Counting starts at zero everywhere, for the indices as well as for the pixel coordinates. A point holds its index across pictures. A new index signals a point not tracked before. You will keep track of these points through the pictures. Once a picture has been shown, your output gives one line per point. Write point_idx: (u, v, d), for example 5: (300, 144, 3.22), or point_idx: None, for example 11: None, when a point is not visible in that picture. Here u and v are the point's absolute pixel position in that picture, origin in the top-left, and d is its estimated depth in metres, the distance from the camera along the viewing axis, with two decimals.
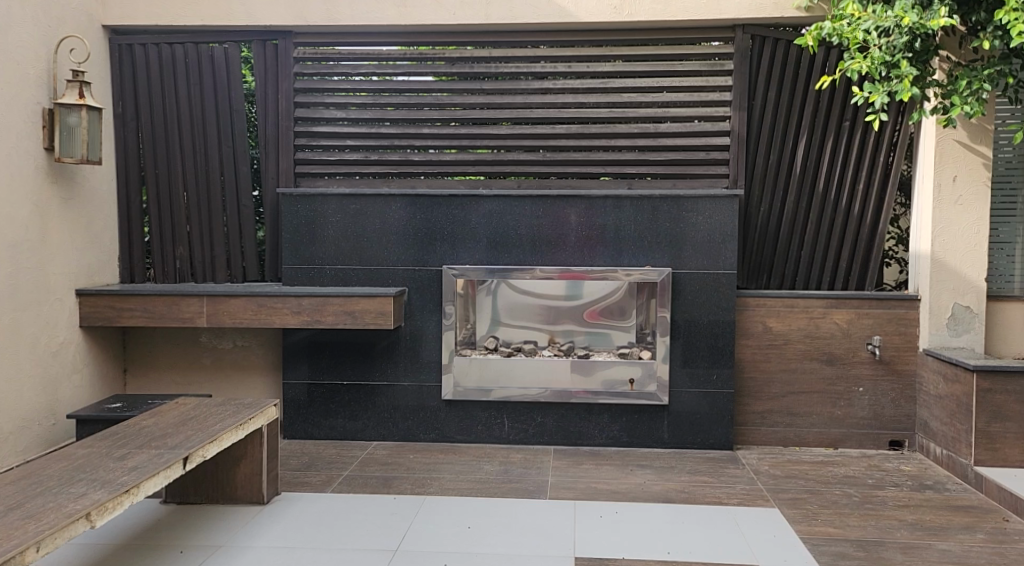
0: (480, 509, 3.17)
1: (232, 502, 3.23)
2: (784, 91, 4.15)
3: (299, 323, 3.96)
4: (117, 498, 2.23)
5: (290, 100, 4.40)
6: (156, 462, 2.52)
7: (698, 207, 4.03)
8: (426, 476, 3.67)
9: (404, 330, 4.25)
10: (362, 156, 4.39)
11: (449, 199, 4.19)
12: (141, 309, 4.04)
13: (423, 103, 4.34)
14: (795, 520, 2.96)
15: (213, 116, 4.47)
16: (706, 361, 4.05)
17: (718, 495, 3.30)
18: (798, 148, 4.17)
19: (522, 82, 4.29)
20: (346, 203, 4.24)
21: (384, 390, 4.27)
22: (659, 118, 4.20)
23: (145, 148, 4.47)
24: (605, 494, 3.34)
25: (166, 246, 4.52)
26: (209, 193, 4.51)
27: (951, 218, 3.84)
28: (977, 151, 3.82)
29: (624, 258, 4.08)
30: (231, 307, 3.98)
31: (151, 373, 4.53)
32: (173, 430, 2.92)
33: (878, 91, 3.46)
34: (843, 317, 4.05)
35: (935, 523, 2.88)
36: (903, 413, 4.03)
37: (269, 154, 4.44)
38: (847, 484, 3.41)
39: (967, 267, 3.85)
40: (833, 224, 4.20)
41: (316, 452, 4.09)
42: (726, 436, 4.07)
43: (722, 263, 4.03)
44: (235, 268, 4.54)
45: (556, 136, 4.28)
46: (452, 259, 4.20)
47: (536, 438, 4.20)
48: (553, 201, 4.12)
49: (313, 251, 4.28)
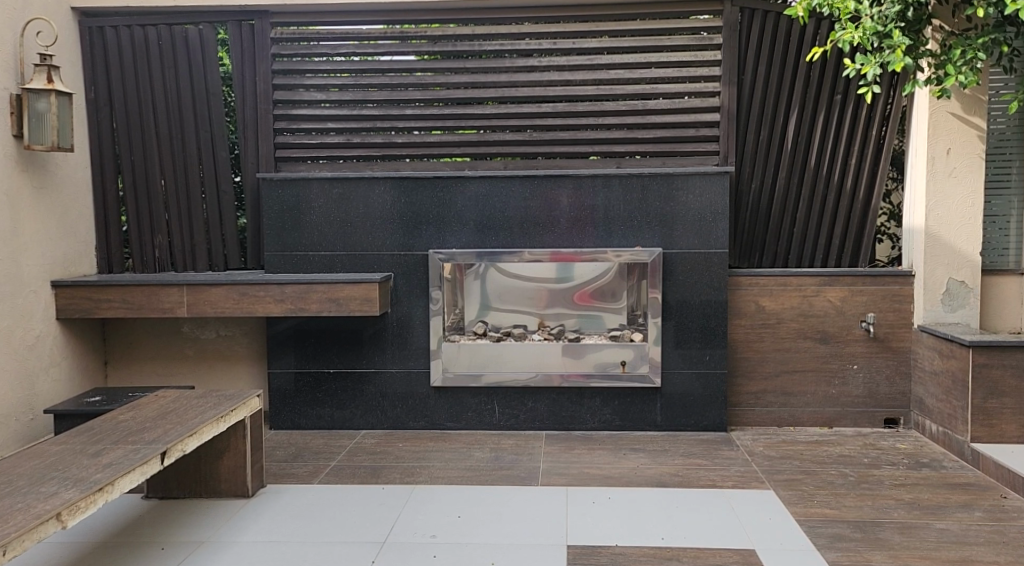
0: (470, 499, 3.10)
1: (217, 497, 3.15)
2: (775, 65, 4.05)
3: (282, 311, 3.86)
4: (89, 496, 2.15)
5: (269, 82, 4.26)
6: (132, 457, 2.44)
7: (688, 185, 3.94)
8: (416, 464, 3.60)
9: (391, 316, 4.16)
10: (344, 138, 4.26)
11: (433, 181, 4.08)
12: (118, 301, 3.91)
13: (407, 83, 4.23)
14: (791, 502, 2.91)
15: (190, 101, 4.34)
16: (699, 342, 3.99)
17: (712, 478, 3.24)
18: (789, 124, 4.09)
19: (507, 60, 4.17)
20: (329, 187, 4.13)
21: (371, 377, 4.19)
22: (647, 95, 4.10)
23: (121, 136, 4.34)
24: (598, 479, 3.28)
25: (145, 235, 4.41)
26: (187, 180, 4.39)
27: (946, 191, 3.77)
28: (971, 123, 3.75)
29: (614, 239, 4.00)
30: (212, 297, 3.87)
31: (133, 366, 4.43)
32: (151, 424, 2.82)
33: (871, 62, 3.37)
34: (837, 295, 3.98)
35: (932, 502, 2.83)
36: (899, 391, 3.98)
37: (248, 138, 4.31)
38: (843, 464, 3.36)
39: (962, 242, 3.79)
40: (825, 201, 4.12)
41: (304, 442, 4.01)
42: (720, 418, 4.01)
43: (714, 242, 3.95)
44: (216, 257, 4.43)
45: (543, 115, 4.17)
46: (438, 243, 4.10)
47: (527, 424, 4.13)
48: (541, 182, 4.02)
49: (296, 238, 4.17)
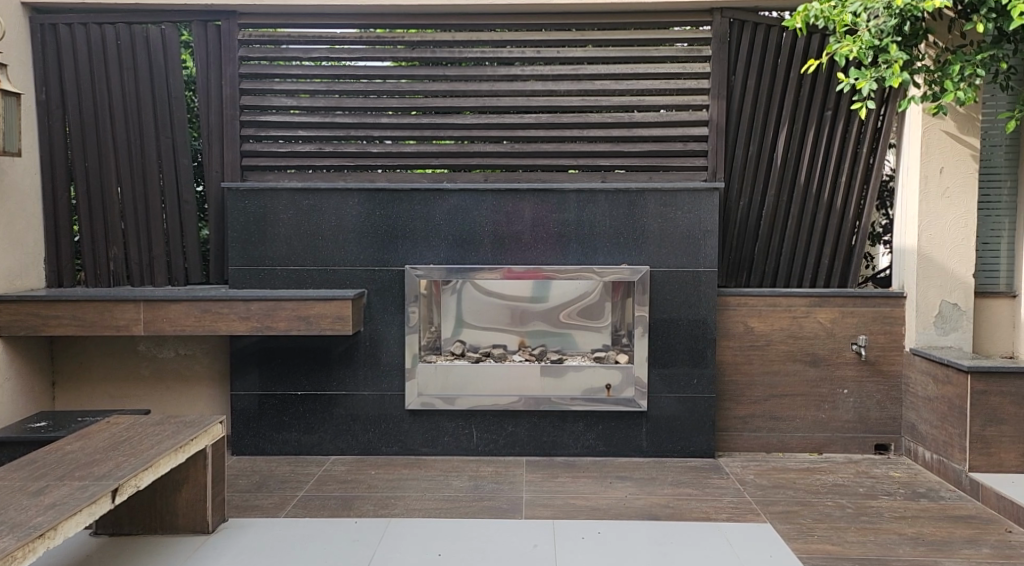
0: (451, 533, 2.89)
1: (173, 533, 2.88)
2: (765, 78, 3.96)
3: (248, 329, 3.61)
4: (28, 544, 1.87)
5: (235, 86, 4.02)
6: (78, 496, 2.15)
7: (677, 201, 3.80)
8: (391, 495, 3.37)
9: (363, 335, 3.94)
10: (315, 147, 4.04)
11: (410, 193, 3.88)
12: (68, 317, 3.62)
13: (382, 90, 4.02)
14: (791, 537, 2.76)
15: (150, 106, 4.08)
16: (687, 363, 3.84)
17: (706, 510, 3.08)
18: (778, 140, 3.99)
19: (487, 68, 4.01)
20: (298, 198, 3.90)
21: (342, 399, 3.95)
22: (632, 107, 3.97)
23: (74, 141, 4.06)
24: (586, 511, 3.10)
25: (98, 246, 4.12)
26: (146, 188, 4.12)
27: (938, 211, 3.71)
28: (965, 142, 3.69)
29: (599, 256, 3.84)
30: (171, 314, 3.60)
31: (84, 387, 4.12)
32: (101, 456, 2.51)
33: (866, 77, 3.33)
34: (828, 316, 3.88)
35: (937, 537, 2.72)
36: (890, 415, 3.88)
37: (212, 145, 4.07)
38: (839, 494, 3.23)
39: (955, 264, 3.72)
40: (815, 219, 4.04)
41: (268, 470, 3.74)
42: (708, 444, 3.87)
43: (703, 260, 3.82)
44: (176, 270, 4.16)
45: (525, 127, 4.01)
46: (415, 259, 3.90)
47: (507, 449, 3.94)
48: (523, 195, 3.85)
49: (263, 251, 3.93)
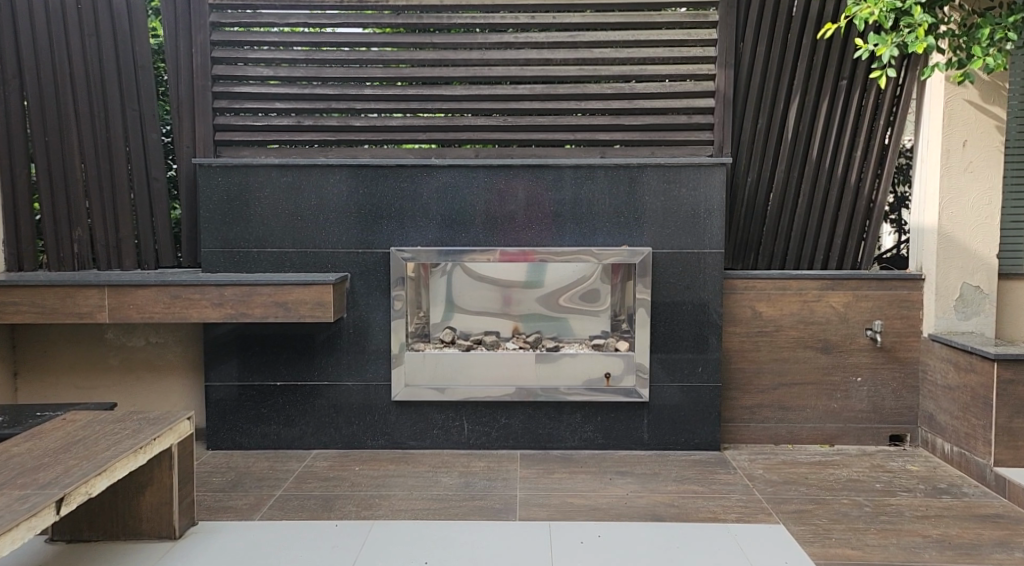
0: (440, 537, 2.66)
1: (137, 540, 2.64)
2: (775, 46, 3.70)
3: (221, 317, 3.36)
4: None
5: (205, 54, 3.71)
6: (16, 507, 1.90)
7: (681, 178, 3.56)
8: (376, 493, 3.14)
9: (346, 321, 3.69)
10: (294, 120, 3.76)
11: (396, 170, 3.62)
12: (27, 303, 3.36)
13: (366, 59, 3.73)
14: (806, 540, 2.56)
15: (115, 76, 3.79)
16: (691, 350, 3.62)
17: (713, 509, 2.87)
18: (790, 112, 3.75)
19: (477, 36, 3.72)
20: (276, 175, 3.63)
21: (325, 390, 3.72)
22: (634, 77, 3.70)
23: (32, 113, 3.76)
24: (584, 511, 2.88)
25: (62, 227, 3.85)
26: (112, 165, 3.85)
27: (961, 187, 3.49)
28: (989, 113, 3.47)
29: (598, 236, 3.60)
30: (138, 300, 3.35)
31: (48, 378, 3.86)
32: (48, 460, 2.24)
33: (887, 43, 3.13)
34: (840, 300, 3.66)
35: (964, 540, 2.53)
36: (905, 405, 3.68)
37: (183, 118, 3.79)
38: (855, 491, 3.03)
39: (977, 244, 3.51)
40: (827, 197, 3.80)
41: (245, 466, 3.51)
42: (713, 436, 3.66)
43: (708, 240, 3.58)
44: (147, 252, 3.91)
45: (519, 98, 3.74)
46: (402, 240, 3.64)
47: (500, 443, 3.72)
48: (517, 171, 3.60)
49: (239, 233, 3.67)
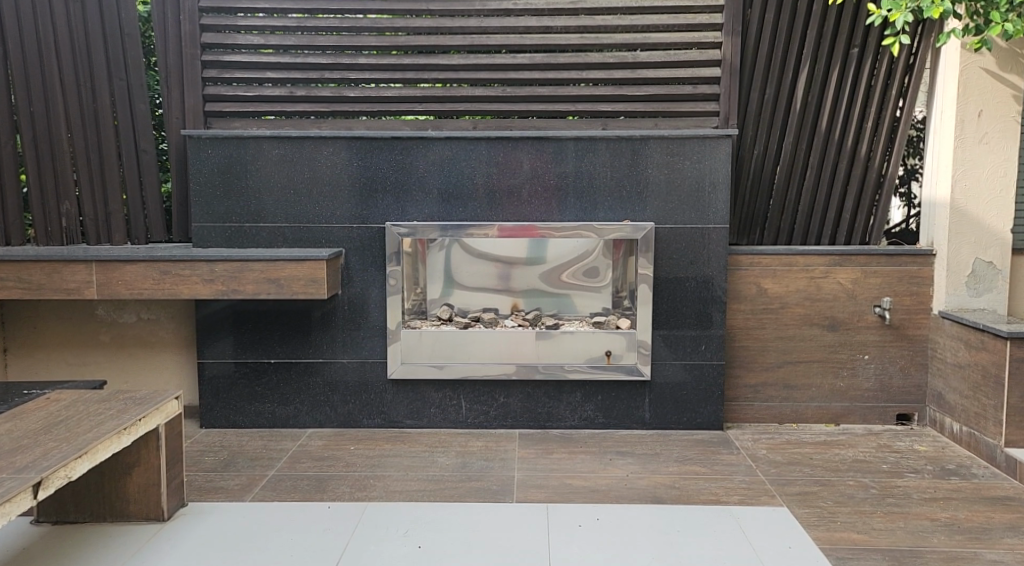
0: (435, 519, 2.60)
1: (126, 521, 2.58)
2: (785, 12, 3.55)
3: (211, 294, 3.27)
4: None
5: (194, 21, 3.57)
6: None
7: (685, 149, 3.43)
8: (371, 474, 3.08)
9: (341, 298, 3.60)
10: (286, 91, 3.63)
11: (392, 142, 3.51)
12: (13, 279, 3.27)
13: (360, 27, 3.59)
14: (811, 523, 2.49)
15: (101, 44, 3.66)
16: (694, 327, 3.53)
17: (715, 491, 2.80)
18: (799, 81, 3.61)
19: (475, 2, 3.58)
20: (268, 147, 3.52)
21: (319, 368, 3.64)
22: (637, 45, 3.56)
23: (17, 83, 3.64)
24: (583, 493, 2.81)
25: (49, 201, 3.75)
26: (100, 136, 3.74)
27: (975, 159, 3.37)
28: (1006, 81, 3.34)
29: (599, 211, 3.49)
30: (126, 276, 3.26)
31: (38, 354, 3.79)
32: (28, 442, 2.17)
33: (901, 9, 2.98)
34: (848, 276, 3.56)
35: (974, 523, 2.46)
36: (913, 384, 3.59)
37: (171, 89, 3.66)
38: (861, 472, 2.95)
39: (991, 218, 3.41)
40: (836, 169, 3.68)
41: (238, 445, 3.45)
42: (716, 415, 3.58)
43: (712, 214, 3.47)
44: (137, 226, 3.82)
45: (519, 68, 3.60)
46: (398, 215, 3.54)
47: (499, 422, 3.65)
48: (516, 143, 3.48)
49: (231, 207, 3.57)
